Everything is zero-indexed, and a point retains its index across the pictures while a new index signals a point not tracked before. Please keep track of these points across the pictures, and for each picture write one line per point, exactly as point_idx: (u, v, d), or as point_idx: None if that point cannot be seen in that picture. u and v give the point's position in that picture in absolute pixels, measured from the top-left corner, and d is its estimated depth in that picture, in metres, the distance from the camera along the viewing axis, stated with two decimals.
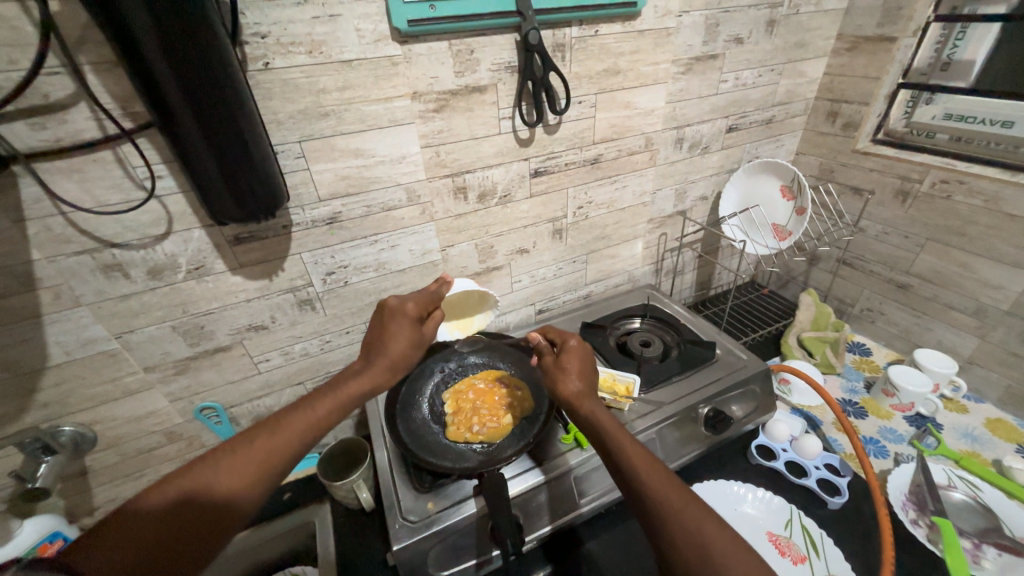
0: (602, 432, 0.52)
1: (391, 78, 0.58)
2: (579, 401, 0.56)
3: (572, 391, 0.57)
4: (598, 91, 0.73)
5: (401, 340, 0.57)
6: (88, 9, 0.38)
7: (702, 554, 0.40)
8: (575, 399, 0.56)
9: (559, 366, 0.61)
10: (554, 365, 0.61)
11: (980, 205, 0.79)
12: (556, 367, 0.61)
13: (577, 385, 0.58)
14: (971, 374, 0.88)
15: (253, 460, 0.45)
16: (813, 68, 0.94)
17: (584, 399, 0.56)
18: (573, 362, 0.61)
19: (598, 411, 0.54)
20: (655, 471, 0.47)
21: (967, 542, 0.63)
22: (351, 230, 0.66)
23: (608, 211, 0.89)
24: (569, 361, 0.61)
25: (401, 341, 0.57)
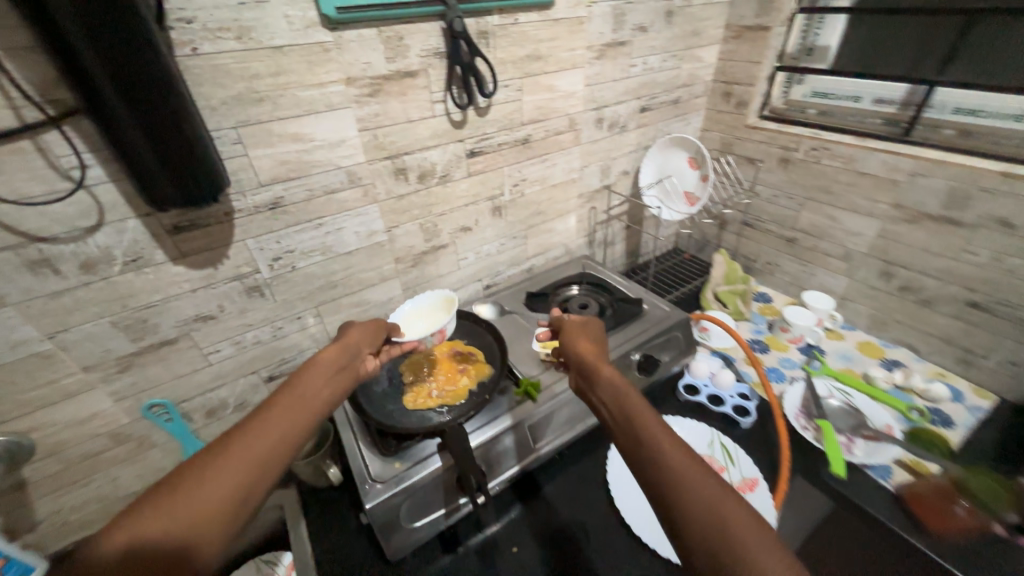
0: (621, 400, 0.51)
1: (324, 64, 0.61)
2: (594, 362, 0.58)
3: (591, 356, 0.60)
4: (522, 75, 0.79)
5: (355, 332, 0.63)
6: None
7: (717, 525, 0.38)
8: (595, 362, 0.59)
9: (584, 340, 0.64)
10: (574, 333, 0.66)
11: (841, 166, 0.95)
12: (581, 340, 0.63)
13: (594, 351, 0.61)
14: (846, 308, 1.06)
15: (230, 473, 0.42)
16: (708, 53, 1.07)
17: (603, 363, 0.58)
18: (592, 336, 0.65)
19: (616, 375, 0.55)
20: (663, 428, 0.46)
21: (842, 437, 0.79)
22: (295, 214, 0.68)
23: (542, 187, 0.96)
24: (588, 334, 0.66)
25: (358, 333, 0.63)
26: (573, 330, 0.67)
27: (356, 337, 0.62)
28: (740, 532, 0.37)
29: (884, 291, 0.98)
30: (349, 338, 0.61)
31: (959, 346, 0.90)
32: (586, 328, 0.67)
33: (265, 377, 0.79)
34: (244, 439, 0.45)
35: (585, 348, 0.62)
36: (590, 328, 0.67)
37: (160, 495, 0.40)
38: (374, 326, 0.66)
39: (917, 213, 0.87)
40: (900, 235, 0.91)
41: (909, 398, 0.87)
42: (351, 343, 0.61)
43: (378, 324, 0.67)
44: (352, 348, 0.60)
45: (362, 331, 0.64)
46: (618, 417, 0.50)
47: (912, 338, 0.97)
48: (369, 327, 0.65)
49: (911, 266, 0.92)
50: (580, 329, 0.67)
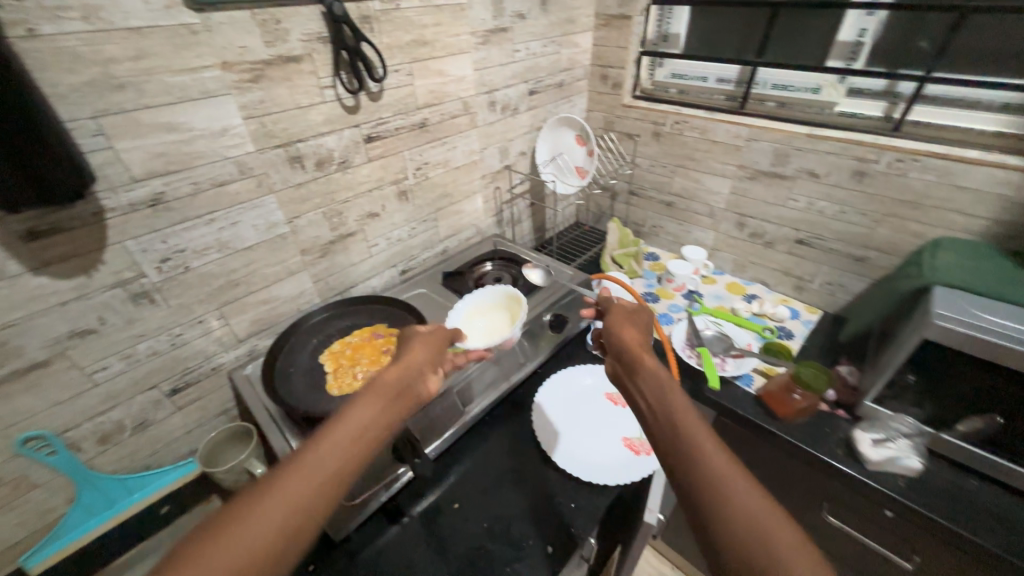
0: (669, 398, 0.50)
1: (193, 48, 0.58)
2: (633, 349, 0.58)
3: (633, 341, 0.60)
4: (411, 60, 0.82)
5: (415, 354, 0.58)
6: None
7: (766, 549, 0.37)
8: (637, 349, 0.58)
9: (632, 325, 0.64)
10: (619, 318, 0.66)
11: (698, 136, 1.12)
12: (626, 326, 0.64)
13: (636, 338, 0.61)
14: (716, 257, 1.26)
15: (278, 509, 0.41)
16: (583, 40, 1.18)
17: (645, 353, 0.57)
18: (639, 326, 0.65)
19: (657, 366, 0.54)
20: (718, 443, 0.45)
21: (717, 358, 0.96)
22: (181, 210, 0.64)
23: (445, 170, 1.00)
24: (635, 323, 0.65)
25: (416, 354, 0.58)
26: (620, 316, 0.66)
27: (417, 358, 0.58)
28: (779, 548, 0.37)
29: (741, 238, 1.18)
30: (409, 360, 0.57)
31: (795, 276, 1.13)
32: (637, 316, 0.67)
33: (168, 390, 0.73)
34: (302, 469, 0.43)
35: (630, 334, 0.61)
36: (639, 316, 0.66)
37: (217, 528, 0.39)
38: (432, 345, 0.61)
39: (756, 171, 1.06)
40: (746, 190, 1.11)
41: (764, 320, 1.08)
42: (409, 366, 0.56)
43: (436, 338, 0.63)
44: (409, 371, 0.56)
45: (422, 354, 0.59)
46: (657, 409, 0.50)
47: (764, 274, 1.19)
48: (428, 347, 0.61)
49: (756, 215, 1.12)
50: (628, 316, 0.66)
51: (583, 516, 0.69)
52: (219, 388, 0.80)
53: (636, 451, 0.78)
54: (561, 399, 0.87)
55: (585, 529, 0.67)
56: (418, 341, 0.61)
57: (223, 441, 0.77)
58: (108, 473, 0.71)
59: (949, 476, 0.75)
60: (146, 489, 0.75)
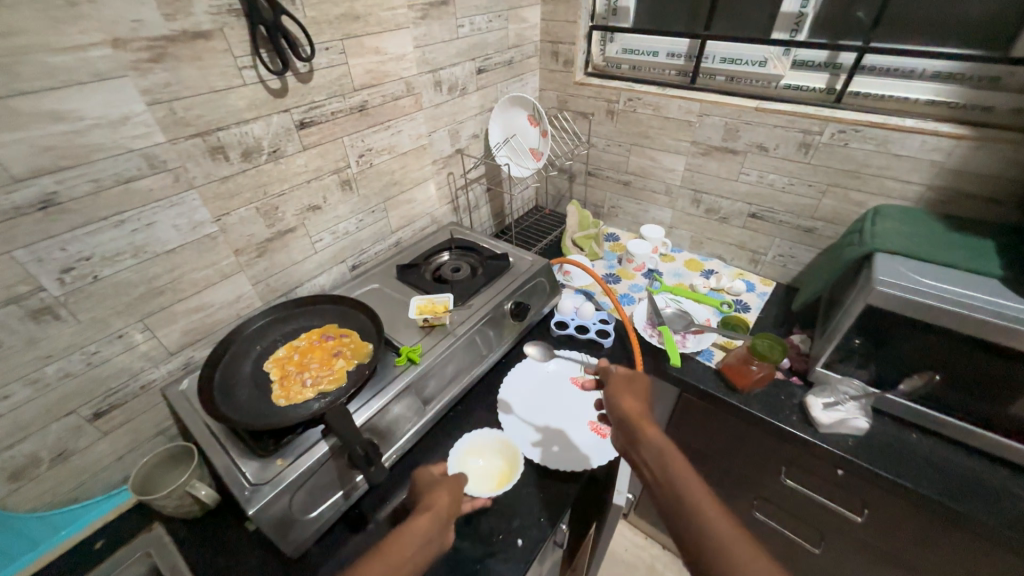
0: (667, 465, 0.55)
1: (73, 21, 0.49)
2: (637, 424, 0.61)
3: (631, 410, 0.64)
4: (343, 37, 0.75)
5: (439, 498, 0.60)
6: None
7: None
8: (640, 421, 0.61)
9: (629, 389, 0.68)
10: (616, 389, 0.68)
11: (651, 113, 1.11)
12: (624, 391, 0.68)
13: (636, 409, 0.64)
14: (674, 235, 1.27)
15: None
16: (531, 15, 1.13)
17: (648, 426, 0.60)
18: (638, 393, 0.67)
19: (662, 442, 0.58)
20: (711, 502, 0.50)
21: (678, 335, 0.97)
22: (81, 212, 0.56)
23: (392, 156, 0.94)
24: (634, 391, 0.68)
25: (438, 499, 0.59)
26: (620, 385, 0.69)
27: (443, 502, 0.59)
28: None
29: (697, 215, 1.19)
30: (436, 505, 0.59)
31: (750, 249, 1.15)
32: (634, 382, 0.69)
33: (90, 415, 0.66)
34: None
35: (631, 406, 0.64)
36: (637, 383, 0.69)
37: None
38: (452, 489, 0.62)
39: (708, 146, 1.07)
40: (700, 166, 1.11)
41: (721, 296, 1.09)
42: (435, 514, 0.58)
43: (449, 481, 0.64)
44: (435, 516, 0.57)
45: (445, 500, 0.60)
46: (657, 475, 0.55)
47: (720, 249, 1.21)
48: (449, 488, 0.62)
49: (711, 191, 1.13)
50: (627, 384, 0.69)
51: (552, 504, 0.68)
52: (153, 406, 0.73)
53: (602, 434, 0.78)
54: (525, 388, 0.86)
55: (556, 517, 0.67)
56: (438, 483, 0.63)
57: (160, 464, 0.70)
58: (26, 512, 0.63)
59: (895, 431, 0.79)
60: (77, 522, 0.68)
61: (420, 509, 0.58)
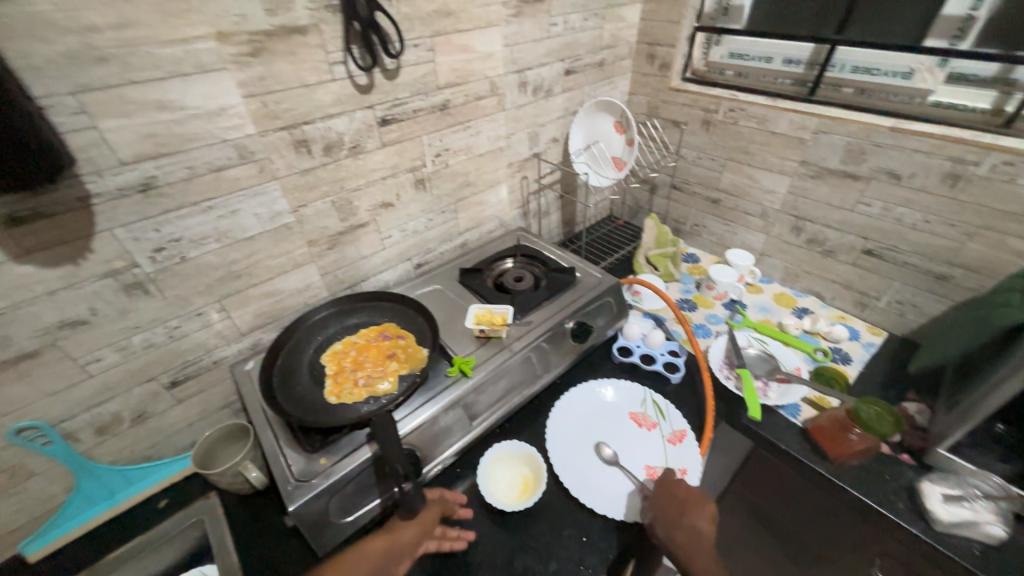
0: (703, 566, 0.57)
1: (184, 15, 0.51)
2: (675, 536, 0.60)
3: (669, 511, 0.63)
4: (432, 34, 0.73)
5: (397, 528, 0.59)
6: None
7: None
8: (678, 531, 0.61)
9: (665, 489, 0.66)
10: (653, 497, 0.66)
11: (755, 126, 0.99)
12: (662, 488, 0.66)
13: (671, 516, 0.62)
14: (764, 264, 1.13)
15: None
16: (630, 14, 1.05)
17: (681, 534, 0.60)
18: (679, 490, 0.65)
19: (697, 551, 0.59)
20: None
21: (759, 383, 0.85)
22: (175, 197, 0.59)
23: (467, 157, 0.92)
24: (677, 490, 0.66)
25: (397, 529, 0.59)
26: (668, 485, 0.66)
27: (406, 531, 0.58)
28: None
29: (796, 245, 1.04)
30: (399, 531, 0.58)
31: (857, 290, 0.99)
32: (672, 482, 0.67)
33: (167, 383, 0.70)
34: None
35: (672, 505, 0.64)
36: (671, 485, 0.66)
37: None
38: (423, 518, 0.61)
39: (821, 169, 0.92)
40: (807, 191, 0.97)
41: (816, 340, 0.95)
42: (387, 544, 0.57)
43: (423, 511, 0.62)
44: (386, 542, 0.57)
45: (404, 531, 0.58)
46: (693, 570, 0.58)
47: (819, 286, 1.05)
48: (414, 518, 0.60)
49: (817, 219, 0.98)
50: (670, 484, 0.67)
51: (592, 555, 0.62)
52: (222, 381, 0.77)
53: None
54: (577, 417, 0.78)
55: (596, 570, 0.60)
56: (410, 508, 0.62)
57: (219, 442, 0.74)
58: (106, 464, 0.70)
59: None
60: (145, 480, 0.73)
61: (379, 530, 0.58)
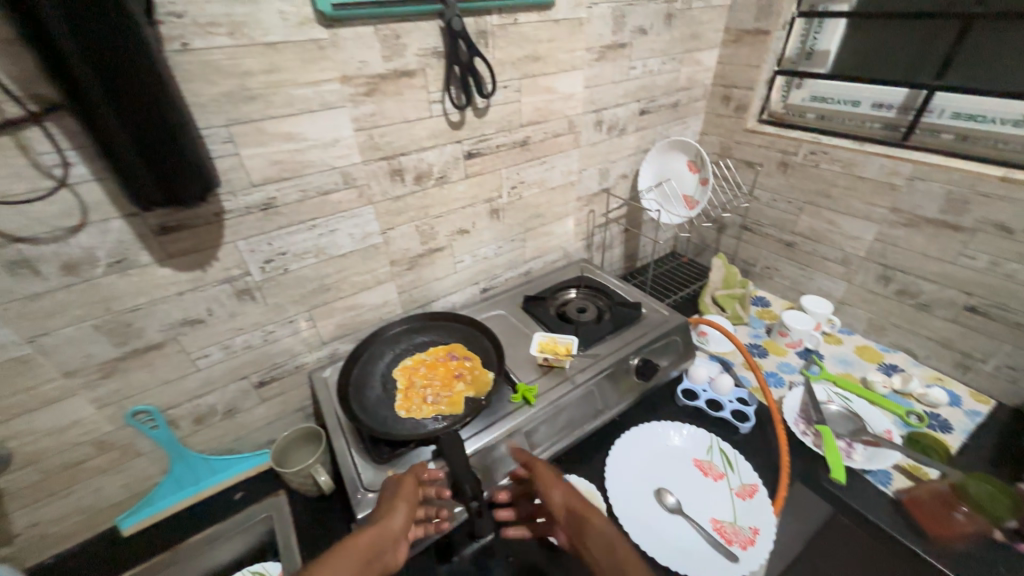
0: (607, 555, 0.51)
1: (319, 62, 0.59)
2: (587, 511, 0.56)
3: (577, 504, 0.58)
4: (521, 76, 0.78)
5: (393, 518, 0.54)
6: None
7: None
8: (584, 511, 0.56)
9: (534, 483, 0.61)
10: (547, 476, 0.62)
11: (839, 170, 0.95)
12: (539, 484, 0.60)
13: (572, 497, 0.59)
14: (844, 313, 1.06)
15: None
16: (707, 58, 1.07)
17: (594, 512, 0.56)
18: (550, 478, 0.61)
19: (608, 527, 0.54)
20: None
21: (842, 443, 0.78)
22: (288, 215, 0.66)
23: (540, 190, 0.95)
24: (547, 477, 0.62)
25: (394, 520, 0.54)
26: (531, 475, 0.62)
27: (398, 523, 0.54)
28: None
29: (883, 295, 0.97)
30: (389, 522, 0.53)
31: (957, 350, 0.90)
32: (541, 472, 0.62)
33: (256, 383, 0.77)
34: None
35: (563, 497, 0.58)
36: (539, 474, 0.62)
37: None
38: (411, 503, 0.56)
39: (916, 217, 0.87)
40: (898, 239, 0.91)
41: (908, 403, 0.86)
42: (385, 534, 0.52)
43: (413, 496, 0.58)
44: (385, 534, 0.52)
45: (400, 519, 0.54)
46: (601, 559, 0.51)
47: (910, 342, 0.97)
48: (408, 507, 0.56)
49: (909, 270, 0.91)
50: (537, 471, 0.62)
51: None
52: (301, 385, 0.83)
53: (728, 540, 0.65)
54: (638, 458, 0.76)
55: None
56: (398, 494, 0.57)
57: (292, 443, 0.79)
58: (197, 451, 0.76)
59: None
60: (227, 471, 0.79)
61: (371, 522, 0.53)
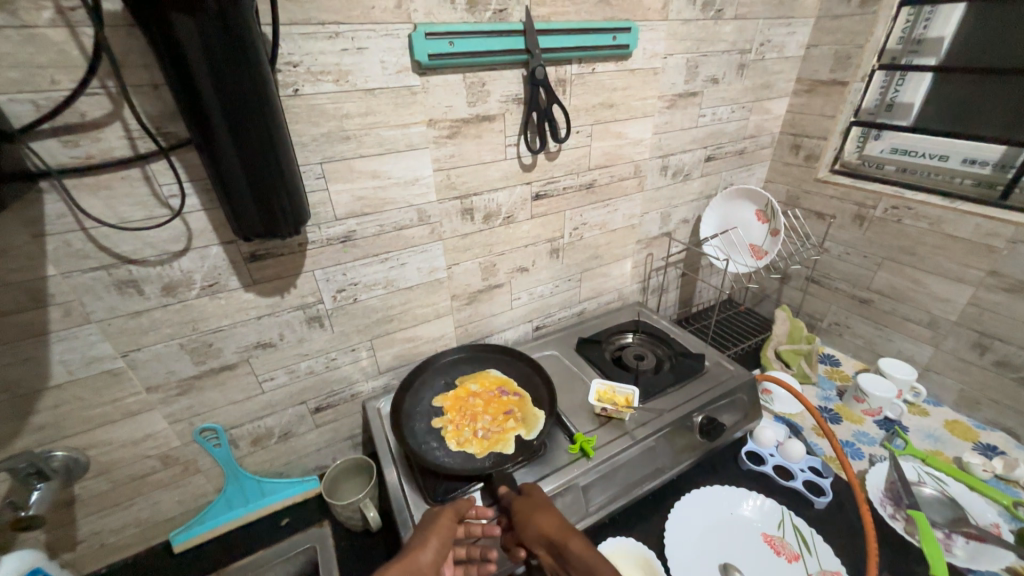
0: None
1: (410, 106, 0.62)
2: (565, 538, 0.51)
3: (553, 528, 0.53)
4: (593, 122, 0.79)
5: (422, 552, 0.51)
6: (152, 48, 0.41)
7: None
8: (563, 538, 0.52)
9: (524, 507, 0.57)
10: (526, 503, 0.57)
11: (926, 227, 0.90)
12: (525, 508, 0.57)
13: (553, 522, 0.54)
14: (928, 380, 0.97)
15: None
16: (777, 106, 1.06)
17: (571, 536, 0.52)
18: (540, 503, 0.57)
19: (590, 552, 0.50)
20: None
21: (939, 532, 0.69)
22: (364, 248, 0.68)
23: (601, 232, 0.95)
24: (535, 502, 0.57)
25: (424, 552, 0.51)
26: (518, 508, 0.57)
27: (427, 559, 0.50)
28: None
29: (977, 365, 0.88)
30: (415, 558, 0.50)
31: None
32: (531, 497, 0.58)
33: (313, 408, 0.78)
34: None
35: (546, 518, 0.54)
36: (532, 499, 0.58)
37: None
38: (445, 539, 0.53)
39: (1021, 283, 0.79)
40: (997, 305, 0.83)
41: (1014, 492, 0.76)
42: (414, 568, 0.49)
43: (449, 533, 0.54)
44: (415, 567, 0.49)
45: (430, 554, 0.51)
46: None
47: (1013, 421, 0.86)
48: (441, 542, 0.53)
49: (1011, 339, 0.82)
50: (525, 499, 0.58)
51: None
52: (353, 413, 0.83)
53: None
54: (702, 528, 0.70)
55: None
56: (431, 527, 0.54)
57: (343, 472, 0.78)
58: (251, 472, 0.77)
59: None
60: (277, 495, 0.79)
61: (399, 557, 0.50)
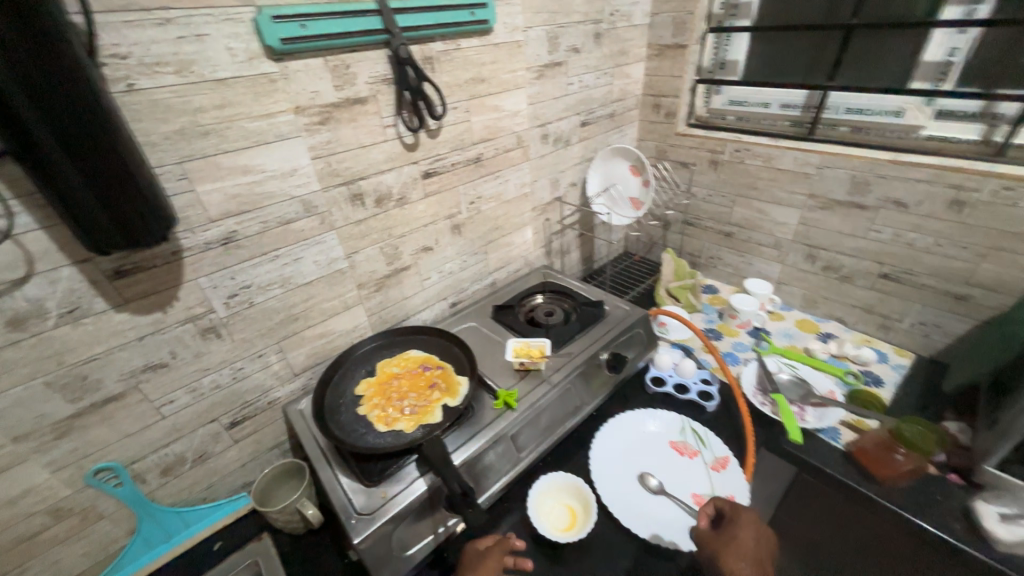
0: None
1: (271, 95, 0.60)
2: None
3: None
4: (468, 97, 0.82)
5: None
6: None
7: None
8: None
9: (726, 544, 0.60)
10: (723, 538, 0.60)
11: (761, 164, 1.07)
12: (722, 544, 0.60)
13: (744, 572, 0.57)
14: (782, 292, 1.17)
15: None
16: (636, 71, 1.17)
17: None
18: (738, 546, 0.59)
19: None
20: None
21: (795, 407, 0.87)
22: (250, 248, 0.66)
23: (497, 203, 0.99)
24: (732, 545, 0.59)
25: None
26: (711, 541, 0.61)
27: None
28: None
29: (812, 272, 1.09)
30: None
31: (878, 314, 1.02)
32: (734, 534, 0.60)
33: (227, 424, 0.74)
34: None
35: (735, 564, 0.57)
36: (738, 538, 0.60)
37: None
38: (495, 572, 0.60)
39: (829, 201, 0.99)
40: (817, 221, 1.03)
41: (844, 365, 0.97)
42: None
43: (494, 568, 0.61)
44: None
45: None
46: None
47: (840, 311, 1.08)
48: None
49: (831, 247, 1.03)
50: (727, 538, 0.60)
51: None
52: (274, 421, 0.80)
53: None
54: (620, 447, 0.80)
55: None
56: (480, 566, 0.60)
57: (273, 480, 0.77)
58: (167, 506, 0.72)
59: None
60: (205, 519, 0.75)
61: None
